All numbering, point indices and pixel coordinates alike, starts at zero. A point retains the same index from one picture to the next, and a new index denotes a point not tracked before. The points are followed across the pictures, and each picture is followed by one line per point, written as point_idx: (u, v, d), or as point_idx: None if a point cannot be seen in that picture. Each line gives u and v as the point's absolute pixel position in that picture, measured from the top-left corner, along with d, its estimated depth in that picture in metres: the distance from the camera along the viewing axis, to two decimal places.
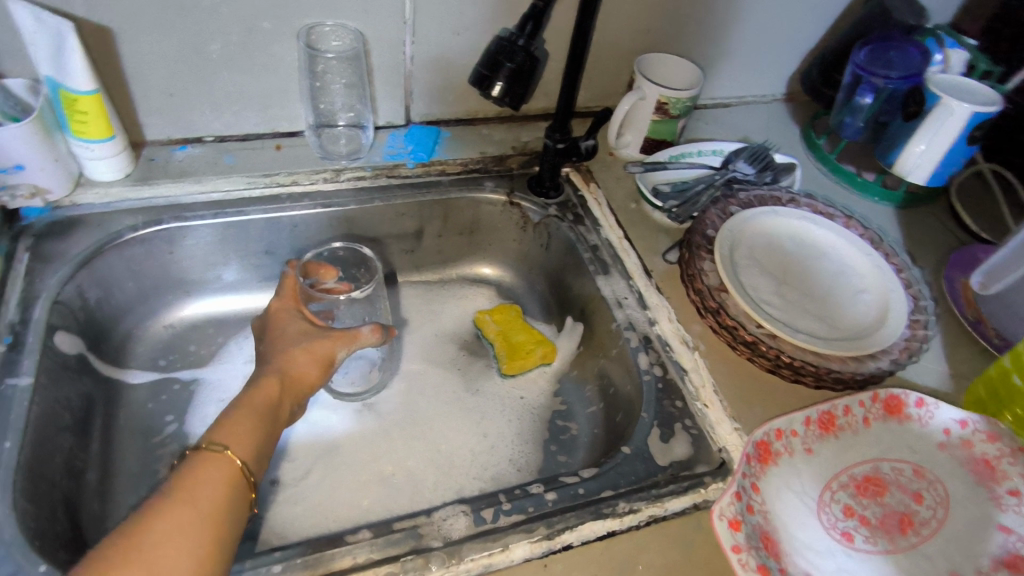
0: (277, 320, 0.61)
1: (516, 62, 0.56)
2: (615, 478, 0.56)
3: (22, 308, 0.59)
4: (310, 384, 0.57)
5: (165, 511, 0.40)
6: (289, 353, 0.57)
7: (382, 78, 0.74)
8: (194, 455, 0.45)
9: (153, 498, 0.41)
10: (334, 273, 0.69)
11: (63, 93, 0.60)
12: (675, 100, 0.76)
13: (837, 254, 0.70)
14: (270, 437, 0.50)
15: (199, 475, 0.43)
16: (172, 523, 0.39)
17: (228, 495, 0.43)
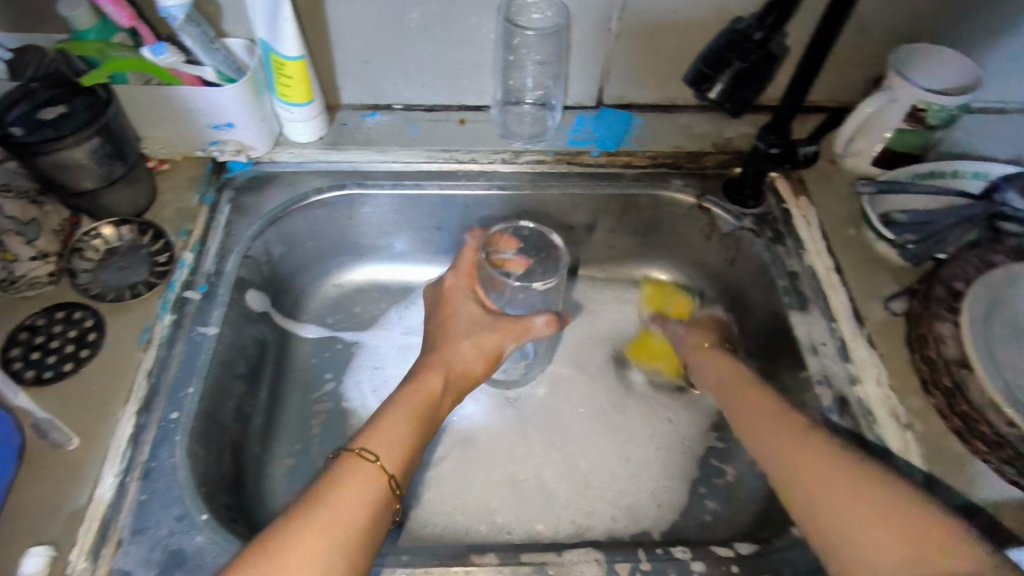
0: (450, 298, 0.63)
1: (749, 62, 0.47)
2: (778, 563, 0.48)
3: (218, 258, 0.63)
4: (473, 378, 0.60)
5: (305, 528, 0.41)
6: (459, 344, 0.60)
7: (579, 56, 0.67)
8: (346, 462, 0.47)
9: (302, 506, 0.43)
10: (513, 246, 0.66)
11: (273, 57, 0.61)
12: (936, 108, 0.61)
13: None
14: (427, 426, 0.53)
15: (343, 483, 0.45)
16: (308, 547, 0.41)
17: (367, 494, 0.45)
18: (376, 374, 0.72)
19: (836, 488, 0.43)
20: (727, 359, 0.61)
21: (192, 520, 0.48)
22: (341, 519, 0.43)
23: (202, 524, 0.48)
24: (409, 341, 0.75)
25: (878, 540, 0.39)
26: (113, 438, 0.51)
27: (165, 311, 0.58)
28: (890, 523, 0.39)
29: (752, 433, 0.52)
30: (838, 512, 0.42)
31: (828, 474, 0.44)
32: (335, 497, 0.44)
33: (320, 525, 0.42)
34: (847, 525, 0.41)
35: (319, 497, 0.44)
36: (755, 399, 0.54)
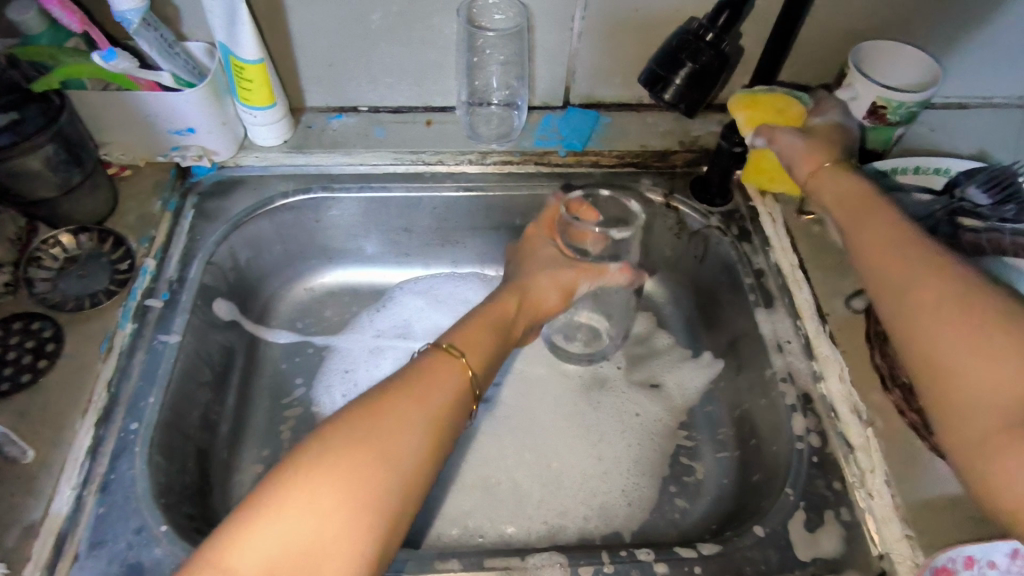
0: (530, 246, 0.64)
1: (700, 62, 0.48)
2: (740, 562, 0.48)
3: (181, 265, 0.62)
4: (547, 309, 0.60)
5: (398, 399, 0.42)
6: (534, 277, 0.60)
7: (543, 56, 0.67)
8: (434, 352, 0.47)
9: (391, 384, 0.44)
10: (591, 215, 0.63)
11: (232, 61, 0.61)
12: (896, 105, 0.61)
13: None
14: (505, 345, 0.54)
15: (431, 370, 0.46)
16: (401, 416, 0.42)
17: (454, 387, 0.46)
18: (346, 378, 0.71)
19: (984, 342, 0.35)
20: (851, 178, 0.50)
21: (151, 532, 0.47)
22: (431, 397, 0.44)
23: (162, 535, 0.47)
24: (380, 344, 0.74)
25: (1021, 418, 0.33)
26: (71, 451, 0.50)
27: (126, 320, 0.58)
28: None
29: (880, 258, 0.42)
30: (969, 362, 0.35)
31: (971, 323, 0.35)
32: (421, 379, 0.45)
33: (413, 403, 0.43)
34: (982, 391, 0.34)
35: (412, 380, 0.44)
36: (889, 232, 0.43)
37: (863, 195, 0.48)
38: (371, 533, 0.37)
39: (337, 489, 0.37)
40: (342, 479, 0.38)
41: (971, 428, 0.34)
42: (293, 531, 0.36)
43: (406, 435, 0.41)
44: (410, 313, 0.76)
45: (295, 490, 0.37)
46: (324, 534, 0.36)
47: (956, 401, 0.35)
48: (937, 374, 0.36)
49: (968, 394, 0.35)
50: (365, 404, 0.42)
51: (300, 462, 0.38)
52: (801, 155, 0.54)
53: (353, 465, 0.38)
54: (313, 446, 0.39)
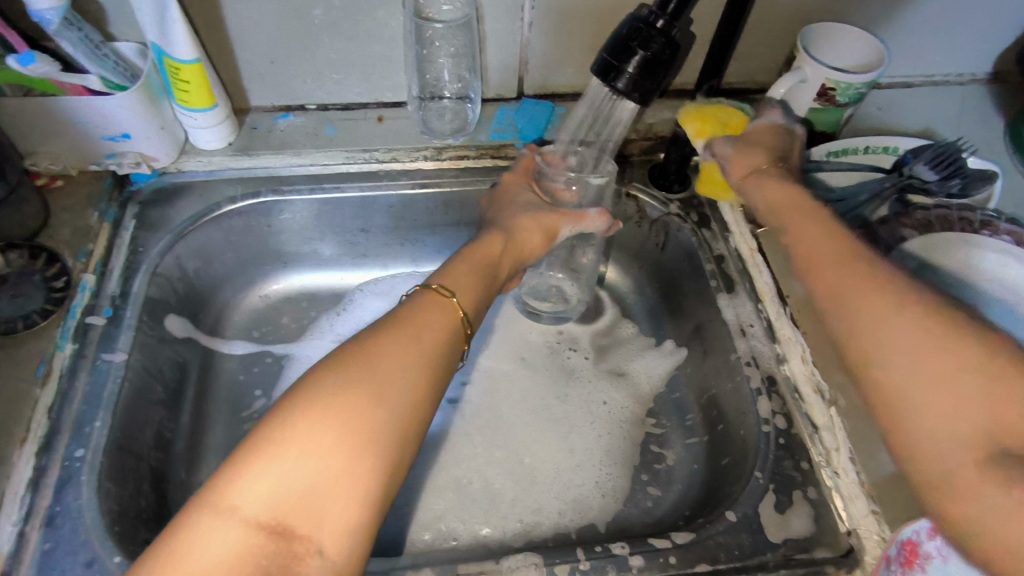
0: (506, 191, 0.63)
1: (652, 51, 0.47)
2: (714, 549, 0.48)
3: (124, 279, 0.59)
4: (530, 249, 0.59)
5: (390, 335, 0.41)
6: (516, 219, 0.59)
7: (495, 46, 0.66)
8: (426, 293, 0.46)
9: (384, 323, 0.42)
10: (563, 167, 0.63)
11: (167, 62, 0.57)
12: (845, 86, 0.62)
13: (1015, 305, 0.53)
14: (490, 283, 0.52)
15: (420, 310, 0.44)
16: (396, 350, 0.40)
17: (443, 326, 0.44)
18: None
19: (927, 346, 0.36)
20: (782, 185, 0.51)
21: (104, 564, 0.45)
22: (423, 333, 0.42)
23: (115, 566, 0.45)
24: None
25: (969, 416, 0.33)
26: (11, 483, 0.47)
27: (66, 340, 0.54)
28: (980, 400, 0.33)
29: (823, 265, 0.43)
30: (914, 367, 0.36)
31: (915, 326, 0.37)
32: (409, 320, 0.43)
33: (405, 341, 0.41)
34: (929, 393, 0.35)
35: (400, 318, 0.42)
36: (830, 240, 0.44)
37: (801, 203, 0.49)
38: (373, 466, 0.35)
39: (338, 421, 0.35)
40: (341, 415, 0.35)
41: (920, 432, 0.35)
42: (294, 469, 0.34)
43: (399, 371, 0.39)
44: (371, 316, 0.75)
45: (292, 428, 0.34)
46: (326, 470, 0.34)
47: (906, 406, 0.36)
48: (884, 379, 0.37)
49: (917, 398, 0.35)
50: (356, 345, 0.40)
51: (295, 402, 0.36)
52: (733, 162, 0.56)
53: (350, 401, 0.36)
54: (307, 384, 0.37)
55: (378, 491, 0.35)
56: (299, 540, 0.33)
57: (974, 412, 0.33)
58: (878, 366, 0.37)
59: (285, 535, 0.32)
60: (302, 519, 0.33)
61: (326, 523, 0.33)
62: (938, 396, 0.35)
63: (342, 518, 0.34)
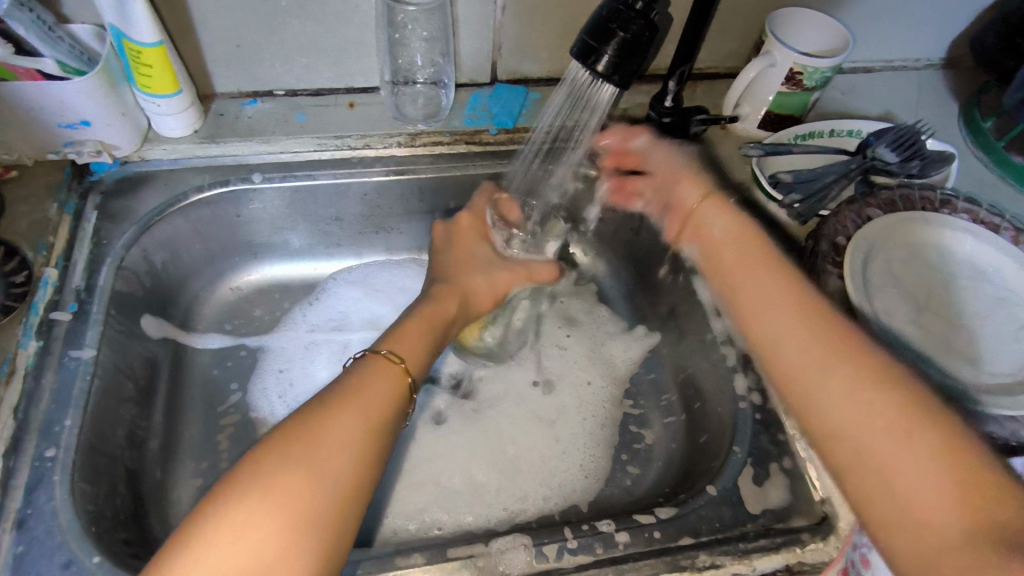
0: (461, 234, 0.63)
1: (632, 33, 0.47)
2: (696, 522, 0.49)
3: (88, 273, 0.57)
4: (480, 308, 0.61)
5: (334, 413, 0.40)
6: (471, 275, 0.60)
7: (468, 30, 0.65)
8: (372, 359, 0.46)
9: (330, 390, 0.42)
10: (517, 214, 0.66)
11: (127, 45, 0.55)
12: (811, 70, 0.63)
13: (960, 278, 0.57)
14: (438, 345, 0.53)
15: (365, 378, 0.44)
16: (339, 433, 0.40)
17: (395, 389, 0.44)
18: (282, 377, 0.68)
19: (859, 396, 0.39)
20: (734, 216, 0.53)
21: (82, 565, 0.44)
22: (366, 400, 0.42)
23: (94, 567, 0.44)
24: (316, 338, 0.71)
25: (898, 465, 0.36)
26: None
27: (29, 337, 0.52)
28: (902, 445, 0.36)
29: (760, 320, 0.46)
30: (852, 423, 0.38)
31: (843, 377, 0.40)
32: (363, 386, 0.43)
33: (352, 414, 0.41)
34: (863, 437, 0.38)
35: (345, 389, 0.42)
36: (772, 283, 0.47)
37: (734, 245, 0.51)
38: (311, 545, 0.36)
39: (270, 509, 0.36)
40: (281, 498, 0.36)
41: (864, 488, 0.37)
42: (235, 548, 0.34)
43: (343, 446, 0.39)
44: (346, 305, 0.74)
45: (236, 507, 0.35)
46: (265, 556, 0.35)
47: (852, 458, 0.38)
48: (830, 430, 0.39)
49: (856, 458, 0.38)
50: (300, 416, 0.40)
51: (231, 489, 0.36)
52: (672, 180, 0.60)
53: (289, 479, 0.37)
54: (253, 460, 0.38)
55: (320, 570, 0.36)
56: None
57: (901, 457, 0.36)
58: (821, 421, 0.40)
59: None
60: None
61: None
62: (882, 448, 0.37)
63: None
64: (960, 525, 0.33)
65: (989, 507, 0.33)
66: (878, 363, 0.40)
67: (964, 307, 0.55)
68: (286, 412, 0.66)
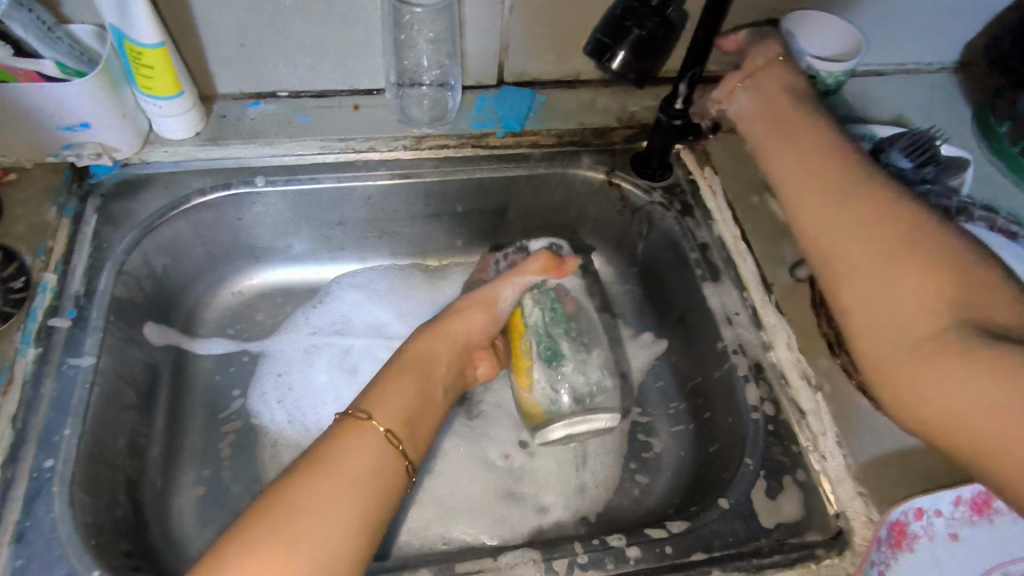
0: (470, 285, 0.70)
1: (647, 30, 0.47)
2: (709, 537, 0.48)
3: (88, 278, 0.56)
4: (477, 332, 0.60)
5: (312, 483, 0.43)
6: (457, 307, 0.60)
7: (475, 31, 0.64)
8: (343, 421, 0.48)
9: (306, 461, 0.44)
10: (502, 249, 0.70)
11: (128, 45, 0.54)
12: (825, 74, 0.62)
13: None
14: (428, 390, 0.53)
15: (345, 445, 0.46)
16: (317, 501, 0.42)
17: (375, 461, 0.46)
18: (280, 382, 0.68)
19: (849, 216, 0.46)
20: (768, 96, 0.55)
21: None
22: (349, 471, 0.44)
23: None
24: (316, 342, 0.71)
25: (899, 287, 0.42)
26: None
27: (27, 344, 0.51)
28: (929, 284, 0.41)
29: (778, 160, 0.52)
30: (837, 237, 0.46)
31: (848, 210, 0.46)
32: (344, 461, 0.44)
33: (331, 483, 0.43)
34: (896, 310, 0.42)
35: (320, 466, 0.44)
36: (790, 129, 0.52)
37: (798, 122, 0.52)
38: None
39: None
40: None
41: (854, 297, 0.44)
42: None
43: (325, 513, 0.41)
44: (349, 309, 0.73)
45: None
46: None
47: (860, 285, 0.44)
48: (830, 256, 0.46)
49: (847, 274, 0.45)
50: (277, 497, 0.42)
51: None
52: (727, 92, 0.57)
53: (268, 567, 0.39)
54: (232, 549, 0.39)
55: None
56: None
57: (908, 285, 0.42)
58: (841, 254, 0.45)
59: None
60: None
61: None
62: (871, 284, 0.43)
63: None
64: (957, 325, 0.39)
65: (986, 316, 0.39)
66: (902, 226, 0.44)
67: None
68: (286, 418, 0.66)
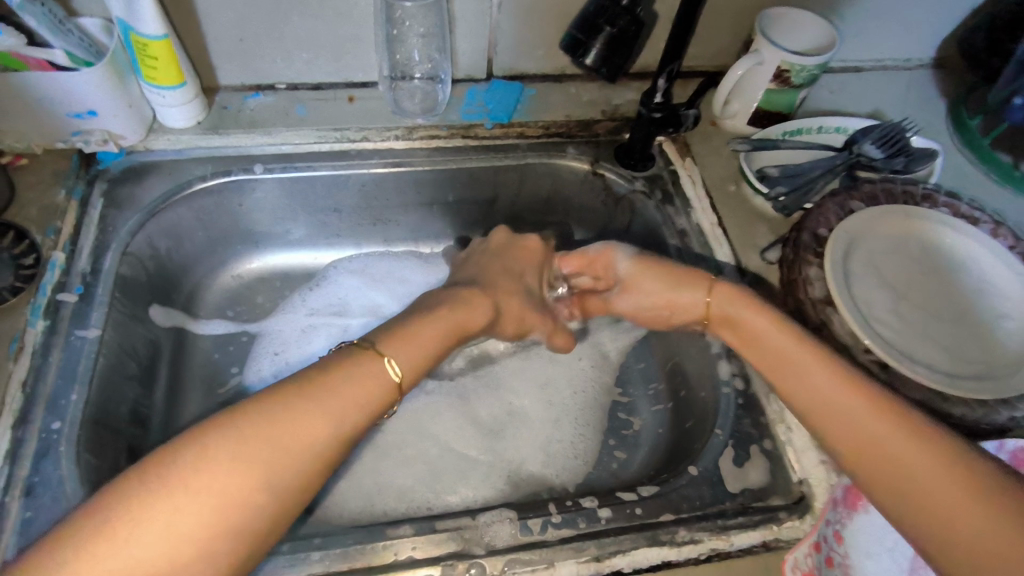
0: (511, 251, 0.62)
1: (619, 27, 0.50)
2: (677, 500, 0.51)
3: (94, 257, 0.59)
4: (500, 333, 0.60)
5: (300, 414, 0.40)
6: (507, 301, 0.58)
7: (464, 27, 0.67)
8: (362, 354, 0.45)
9: (307, 383, 0.42)
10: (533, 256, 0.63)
11: (134, 37, 0.57)
12: (799, 68, 0.65)
13: (939, 272, 0.58)
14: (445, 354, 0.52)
15: (345, 371, 0.43)
16: (297, 436, 0.39)
17: (369, 393, 0.43)
18: (276, 360, 0.71)
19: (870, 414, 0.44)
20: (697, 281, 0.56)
21: None
22: (343, 393, 0.42)
23: None
24: (313, 322, 0.74)
25: (919, 468, 0.41)
26: None
27: (37, 317, 0.54)
28: (958, 478, 0.40)
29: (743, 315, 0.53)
30: (853, 416, 0.45)
31: (855, 397, 0.45)
32: (340, 386, 0.42)
33: (321, 420, 0.40)
34: (920, 487, 0.41)
35: (317, 384, 0.42)
36: (771, 331, 0.51)
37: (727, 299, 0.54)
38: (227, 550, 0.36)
39: (203, 503, 0.36)
40: (210, 493, 0.36)
41: (875, 479, 0.43)
42: (165, 510, 0.35)
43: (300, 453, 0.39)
44: (344, 292, 0.76)
45: (168, 484, 0.36)
46: (183, 534, 0.35)
47: (874, 457, 0.43)
48: (852, 436, 0.44)
49: (866, 448, 0.44)
50: (266, 399, 0.40)
51: (172, 460, 0.36)
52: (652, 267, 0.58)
53: (234, 463, 0.37)
54: (205, 435, 0.38)
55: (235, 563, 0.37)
56: None
57: (924, 468, 0.41)
58: (854, 436, 0.44)
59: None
60: None
61: None
62: (885, 455, 0.42)
63: None
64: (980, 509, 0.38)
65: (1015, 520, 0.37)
66: (914, 419, 0.43)
67: (942, 298, 0.57)
68: None
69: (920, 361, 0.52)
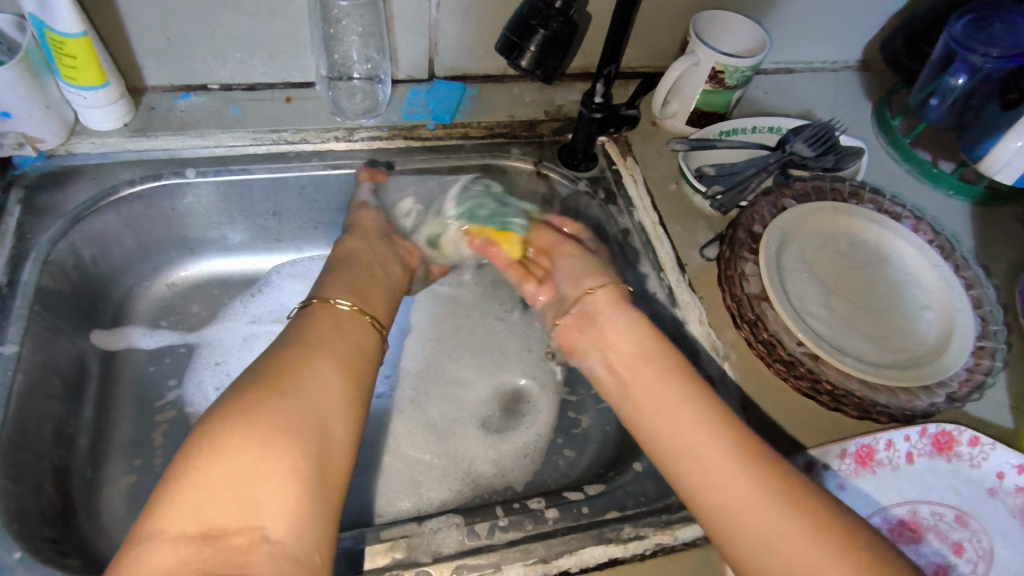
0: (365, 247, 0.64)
1: (553, 29, 0.53)
2: (622, 497, 0.52)
3: (10, 268, 0.56)
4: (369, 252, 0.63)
5: (310, 369, 0.44)
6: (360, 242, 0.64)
7: (402, 26, 0.66)
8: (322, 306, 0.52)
9: (290, 344, 0.47)
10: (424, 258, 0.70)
11: (49, 35, 0.54)
12: (732, 69, 0.67)
13: (863, 264, 0.61)
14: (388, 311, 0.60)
15: (320, 328, 0.49)
16: (322, 393, 0.43)
17: (349, 334, 0.50)
18: (218, 370, 0.69)
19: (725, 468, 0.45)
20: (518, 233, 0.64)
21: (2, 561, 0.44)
22: (343, 352, 0.48)
23: (15, 562, 0.44)
24: (256, 330, 0.72)
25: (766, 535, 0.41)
26: None
27: None
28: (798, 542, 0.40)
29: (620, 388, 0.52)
30: (685, 442, 0.47)
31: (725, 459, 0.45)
32: (326, 338, 0.48)
33: (340, 375, 0.45)
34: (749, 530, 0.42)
35: (314, 347, 0.47)
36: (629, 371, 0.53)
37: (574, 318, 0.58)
38: (304, 457, 0.39)
39: (265, 440, 0.38)
40: (259, 448, 0.38)
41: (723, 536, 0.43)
42: (216, 489, 0.36)
43: (327, 388, 0.44)
44: (287, 297, 0.74)
45: (210, 457, 0.37)
46: (258, 448, 0.38)
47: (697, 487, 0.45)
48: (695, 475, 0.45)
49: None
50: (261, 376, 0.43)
51: (204, 445, 0.37)
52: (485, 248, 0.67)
53: (266, 421, 0.39)
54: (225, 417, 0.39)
55: (311, 477, 0.39)
56: (236, 534, 0.35)
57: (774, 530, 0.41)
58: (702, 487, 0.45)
59: (218, 538, 0.35)
60: (234, 513, 0.36)
61: (265, 510, 0.36)
62: (723, 491, 0.44)
63: (279, 501, 0.37)
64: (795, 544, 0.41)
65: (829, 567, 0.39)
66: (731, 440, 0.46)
67: (869, 290, 0.60)
68: None
69: (848, 351, 0.55)
